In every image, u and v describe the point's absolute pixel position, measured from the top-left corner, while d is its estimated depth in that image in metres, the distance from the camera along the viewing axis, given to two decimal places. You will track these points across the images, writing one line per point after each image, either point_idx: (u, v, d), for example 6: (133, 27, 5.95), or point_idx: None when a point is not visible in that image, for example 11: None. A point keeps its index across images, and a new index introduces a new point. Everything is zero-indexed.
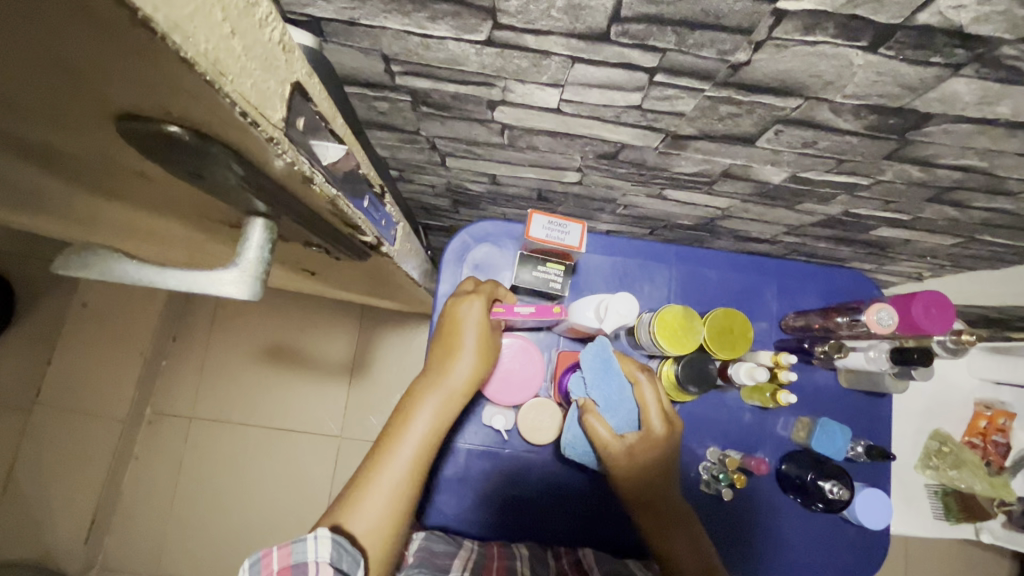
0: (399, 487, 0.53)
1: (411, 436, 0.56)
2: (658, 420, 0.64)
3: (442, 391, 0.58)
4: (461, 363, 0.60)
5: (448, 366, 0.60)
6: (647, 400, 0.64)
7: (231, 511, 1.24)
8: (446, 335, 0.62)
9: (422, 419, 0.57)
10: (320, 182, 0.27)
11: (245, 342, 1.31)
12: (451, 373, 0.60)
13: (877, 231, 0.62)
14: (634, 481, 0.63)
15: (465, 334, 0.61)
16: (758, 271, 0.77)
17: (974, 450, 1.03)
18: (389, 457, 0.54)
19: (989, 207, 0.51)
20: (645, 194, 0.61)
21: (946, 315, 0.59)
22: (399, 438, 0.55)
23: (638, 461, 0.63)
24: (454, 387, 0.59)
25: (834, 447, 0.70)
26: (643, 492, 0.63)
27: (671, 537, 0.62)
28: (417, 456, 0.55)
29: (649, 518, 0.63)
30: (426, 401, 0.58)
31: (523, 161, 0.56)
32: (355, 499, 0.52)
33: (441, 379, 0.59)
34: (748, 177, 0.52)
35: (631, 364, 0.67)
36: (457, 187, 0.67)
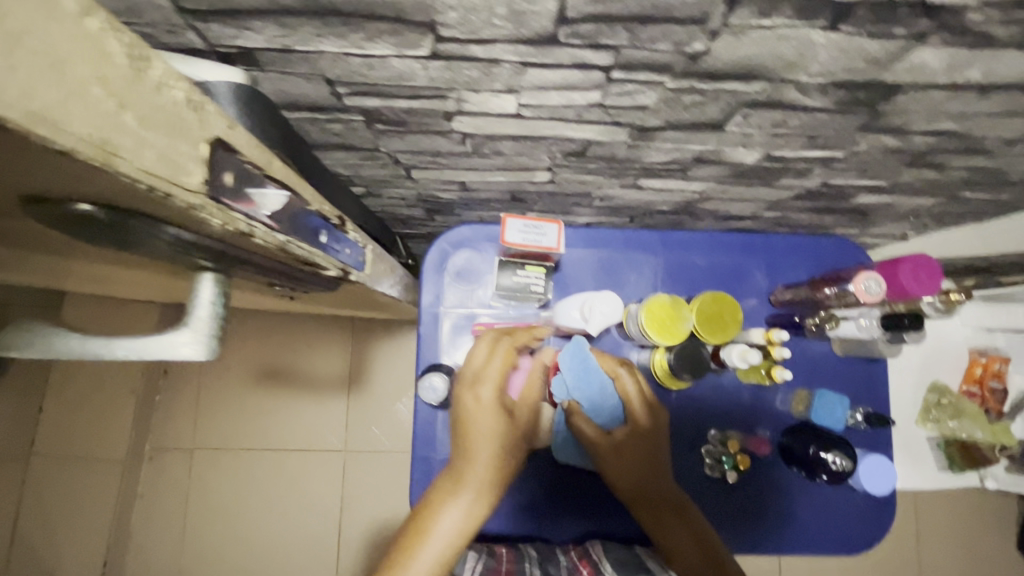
0: None
1: (436, 535, 0.54)
2: (641, 411, 0.65)
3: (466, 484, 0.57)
4: (480, 453, 0.59)
5: (469, 455, 0.59)
6: (628, 392, 0.65)
7: (250, 535, 1.26)
8: (461, 423, 0.61)
9: (450, 514, 0.56)
10: (263, 233, 0.25)
11: (239, 368, 1.32)
12: (472, 462, 0.58)
13: (857, 198, 0.61)
14: (623, 477, 0.64)
15: (477, 421, 0.60)
16: (745, 249, 0.76)
17: (971, 398, 1.04)
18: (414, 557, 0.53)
19: (967, 166, 0.50)
20: (619, 185, 0.59)
21: (934, 278, 0.58)
22: (423, 539, 0.54)
23: (626, 454, 0.64)
24: (477, 479, 0.58)
25: (834, 418, 0.69)
26: (635, 486, 0.64)
27: (672, 529, 0.62)
28: (441, 560, 0.53)
29: (647, 513, 0.63)
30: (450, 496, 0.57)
31: (489, 166, 0.54)
32: None
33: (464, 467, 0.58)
34: (722, 160, 0.50)
35: (610, 360, 0.66)
36: (430, 197, 0.65)
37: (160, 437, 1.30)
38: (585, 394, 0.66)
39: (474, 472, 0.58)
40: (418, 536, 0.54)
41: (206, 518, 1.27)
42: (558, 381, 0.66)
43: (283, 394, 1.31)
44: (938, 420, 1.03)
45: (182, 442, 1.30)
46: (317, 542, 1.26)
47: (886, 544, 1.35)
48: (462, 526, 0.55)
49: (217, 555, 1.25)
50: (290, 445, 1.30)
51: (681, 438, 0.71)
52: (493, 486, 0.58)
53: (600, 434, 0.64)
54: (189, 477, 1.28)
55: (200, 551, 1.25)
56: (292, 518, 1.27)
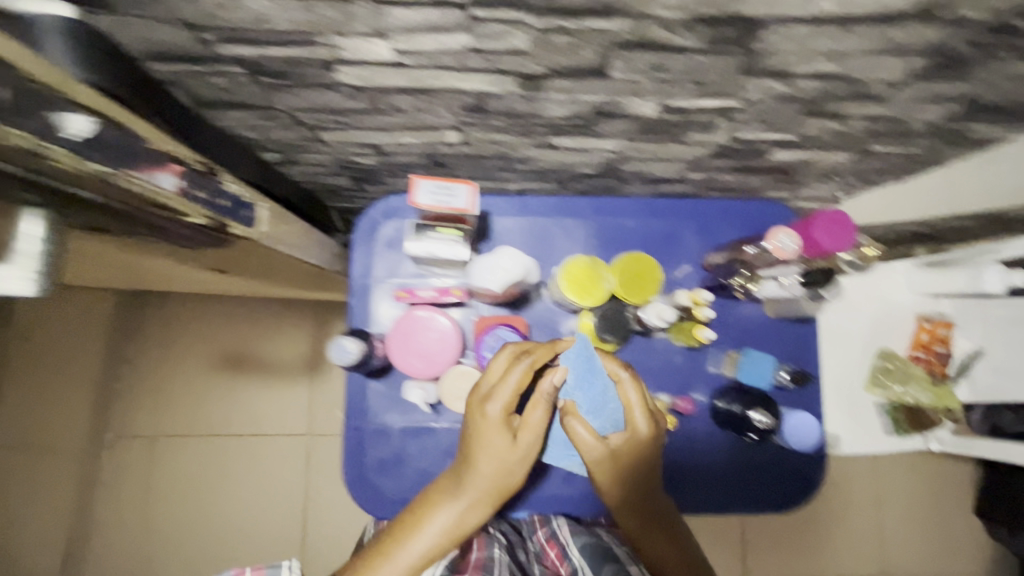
0: None
1: (424, 533, 0.54)
2: (643, 419, 0.62)
3: (466, 492, 0.57)
4: (485, 466, 0.58)
5: (473, 465, 0.58)
6: (630, 399, 0.62)
7: (218, 520, 1.26)
8: (471, 432, 0.59)
9: (443, 515, 0.56)
10: (54, 156, 0.30)
11: (204, 353, 1.31)
12: (475, 471, 0.58)
13: (774, 155, 0.61)
14: (616, 484, 0.61)
15: (488, 435, 0.58)
16: (674, 214, 0.76)
17: (918, 363, 1.05)
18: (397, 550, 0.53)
19: (865, 114, 0.50)
20: (534, 145, 0.59)
21: (845, 232, 0.59)
22: (410, 534, 0.54)
23: (622, 465, 0.61)
24: (476, 490, 0.57)
25: (760, 376, 0.70)
26: (627, 494, 0.61)
27: (658, 544, 0.60)
28: (422, 560, 0.53)
29: (636, 525, 0.61)
30: (446, 500, 0.57)
31: (396, 125, 0.54)
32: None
33: (467, 474, 0.58)
34: (622, 113, 0.50)
35: (615, 363, 0.64)
36: (349, 162, 0.64)
37: (124, 426, 1.27)
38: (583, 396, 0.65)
39: (475, 482, 0.58)
40: (406, 530, 0.55)
41: (172, 505, 1.26)
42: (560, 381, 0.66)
43: (245, 380, 1.30)
44: (886, 386, 1.05)
45: (144, 430, 1.28)
46: (284, 527, 1.26)
47: (846, 511, 1.39)
48: (449, 533, 0.55)
49: (184, 540, 1.25)
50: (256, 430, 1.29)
51: None
52: (486, 495, 0.58)
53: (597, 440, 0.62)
54: (151, 464, 1.27)
55: (168, 537, 1.25)
56: (258, 502, 1.27)
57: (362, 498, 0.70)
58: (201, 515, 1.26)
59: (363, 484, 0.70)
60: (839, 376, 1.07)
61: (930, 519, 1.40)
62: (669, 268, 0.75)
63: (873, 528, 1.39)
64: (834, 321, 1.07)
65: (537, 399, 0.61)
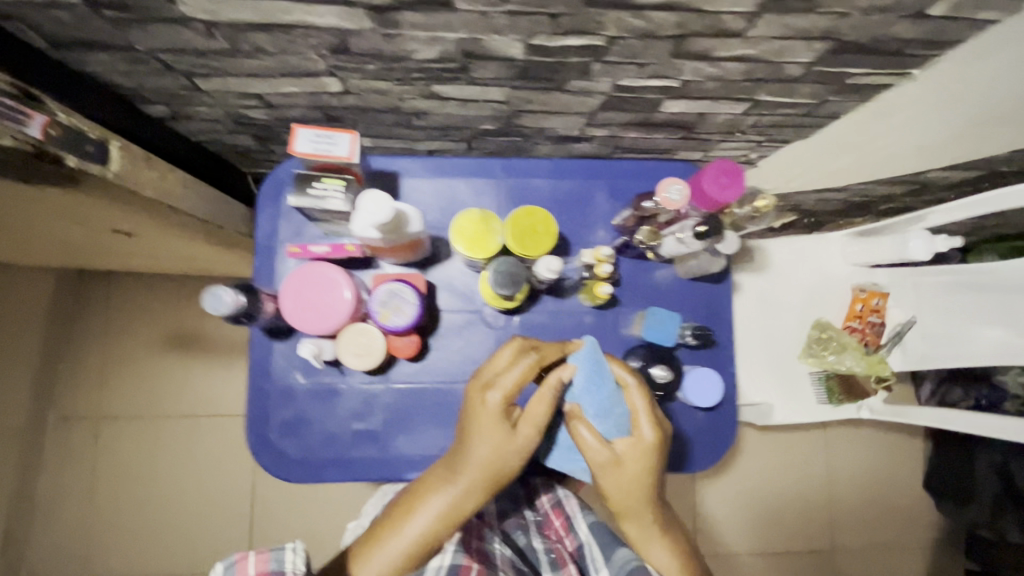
0: (399, 557, 0.56)
1: (422, 515, 0.57)
2: (647, 426, 0.62)
3: (459, 479, 0.58)
4: (478, 454, 0.59)
5: (467, 453, 0.59)
6: (636, 405, 0.63)
7: (163, 496, 1.26)
8: (466, 420, 0.61)
9: (438, 500, 0.58)
10: None
11: (145, 333, 1.29)
12: (469, 459, 0.59)
13: (666, 106, 0.61)
14: (619, 491, 0.61)
15: (482, 424, 0.59)
16: (587, 175, 0.75)
17: (853, 333, 1.05)
18: (398, 529, 0.57)
19: (735, 56, 0.50)
20: (420, 95, 0.58)
21: (735, 183, 0.59)
22: (408, 516, 0.57)
23: (626, 469, 0.61)
24: (469, 478, 0.58)
25: (665, 333, 0.71)
26: (626, 498, 0.61)
27: (654, 549, 0.61)
28: (418, 540, 0.56)
29: (634, 528, 0.62)
30: (441, 486, 0.59)
31: (269, 70, 0.53)
32: (362, 554, 0.56)
33: (461, 461, 0.59)
34: (491, 54, 0.49)
35: (622, 368, 0.65)
36: (244, 117, 0.63)
37: (73, 406, 1.27)
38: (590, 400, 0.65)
39: (468, 470, 0.58)
40: (405, 512, 0.58)
41: (118, 484, 1.26)
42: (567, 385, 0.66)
43: (189, 361, 1.29)
44: (819, 355, 1.04)
45: (89, 411, 1.27)
46: (233, 503, 1.27)
47: (794, 487, 1.40)
48: (443, 518, 0.57)
49: (132, 518, 1.25)
50: (203, 409, 1.28)
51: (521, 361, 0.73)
52: (481, 483, 0.59)
53: (603, 446, 0.62)
54: (97, 444, 1.26)
55: (116, 516, 1.25)
56: (204, 479, 1.27)
57: (265, 459, 0.69)
58: (145, 493, 1.26)
59: (266, 445, 0.70)
60: (774, 347, 1.07)
61: (875, 493, 1.42)
62: (581, 229, 0.75)
63: (819, 502, 1.41)
64: (769, 291, 1.06)
65: (542, 394, 0.62)
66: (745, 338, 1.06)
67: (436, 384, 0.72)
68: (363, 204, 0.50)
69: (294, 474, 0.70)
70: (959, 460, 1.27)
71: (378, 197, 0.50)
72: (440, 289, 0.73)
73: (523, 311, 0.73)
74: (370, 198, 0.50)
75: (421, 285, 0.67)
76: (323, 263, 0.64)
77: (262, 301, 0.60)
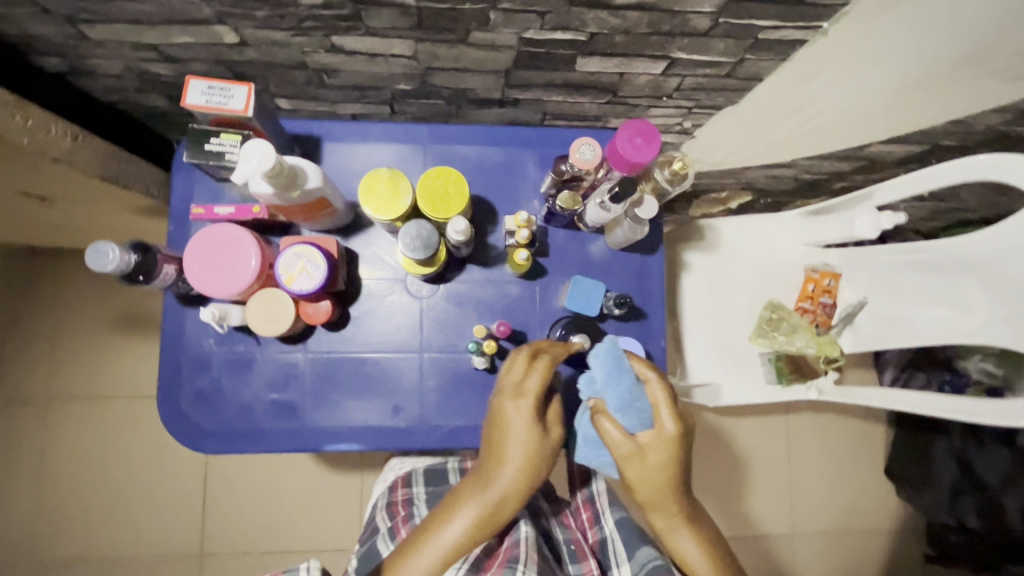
0: (440, 563, 0.56)
1: (458, 523, 0.57)
2: (669, 418, 0.61)
3: (492, 487, 0.58)
4: (511, 464, 0.58)
5: (501, 462, 0.58)
6: (658, 399, 0.61)
7: (95, 483, 1.17)
8: (495, 427, 0.59)
9: (473, 508, 0.57)
10: None
11: (99, 309, 1.17)
12: (502, 467, 0.58)
13: (582, 64, 0.58)
14: (644, 483, 0.61)
15: (513, 432, 0.58)
16: (516, 142, 0.73)
17: (804, 315, 1.03)
18: (436, 536, 0.57)
19: (635, 4, 0.48)
20: (322, 50, 0.56)
21: (651, 144, 0.58)
22: (445, 523, 0.57)
23: (651, 462, 0.61)
24: (503, 486, 0.57)
25: (588, 303, 0.70)
26: (652, 490, 0.61)
27: (677, 536, 0.64)
28: (458, 547, 0.56)
29: (659, 517, 0.63)
30: (474, 494, 0.58)
31: (155, 18, 0.50)
32: (404, 559, 0.57)
33: (495, 470, 0.58)
34: (381, 0, 0.47)
35: (642, 362, 0.63)
36: (149, 74, 0.60)
37: (10, 389, 1.15)
38: (612, 395, 0.62)
39: (502, 480, 0.57)
40: (443, 518, 0.57)
41: (63, 471, 1.17)
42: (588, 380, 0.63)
43: (133, 340, 1.18)
44: (771, 336, 1.02)
45: (25, 392, 1.16)
46: (185, 492, 1.19)
47: (755, 475, 1.36)
48: (479, 525, 0.57)
49: (80, 505, 1.17)
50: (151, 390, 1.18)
51: (446, 333, 0.71)
52: (516, 491, 0.58)
53: (628, 442, 0.60)
54: (39, 428, 1.16)
55: (59, 505, 1.16)
56: (143, 466, 1.19)
57: (179, 431, 0.68)
58: (79, 480, 1.17)
59: (179, 417, 0.68)
60: (725, 327, 1.04)
61: (836, 482, 1.38)
62: (511, 199, 0.73)
63: (784, 492, 1.36)
64: (720, 272, 1.04)
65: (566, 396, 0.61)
66: (695, 319, 1.04)
67: (356, 354, 0.70)
68: (246, 153, 0.49)
69: (209, 446, 0.68)
70: (917, 445, 1.26)
71: (262, 147, 0.49)
72: (360, 257, 0.70)
73: (447, 280, 0.71)
74: (253, 148, 0.49)
75: (333, 250, 0.65)
76: (227, 225, 0.62)
77: (161, 263, 0.59)
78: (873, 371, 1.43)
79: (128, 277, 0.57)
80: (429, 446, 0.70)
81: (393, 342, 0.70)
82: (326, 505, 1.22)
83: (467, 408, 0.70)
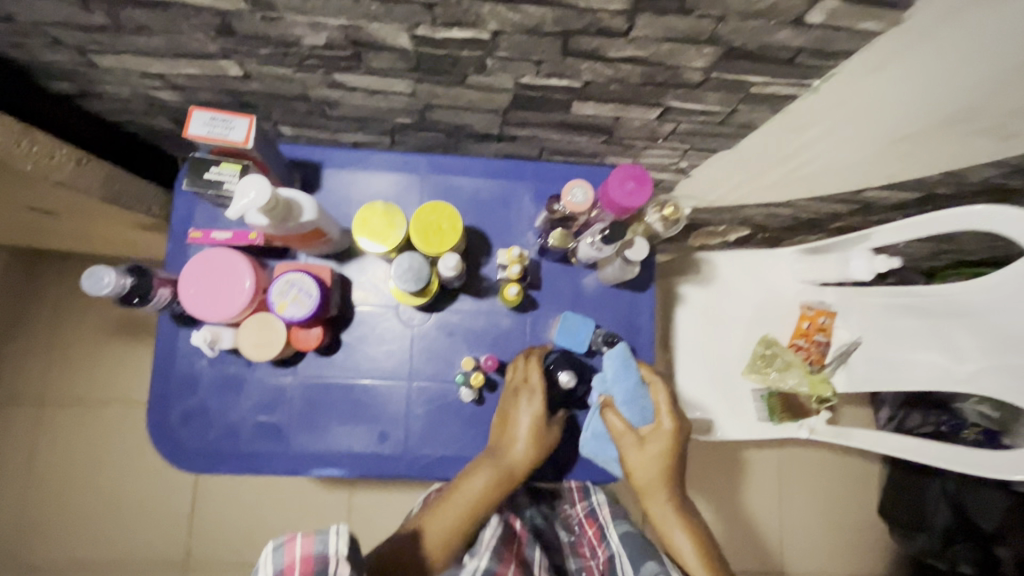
0: (464, 517, 0.60)
1: (476, 482, 0.62)
2: (668, 416, 0.66)
3: (503, 455, 0.64)
4: (519, 433, 0.64)
5: (509, 434, 0.65)
6: (659, 397, 0.66)
7: (80, 487, 1.17)
8: (502, 408, 0.67)
9: (488, 471, 0.63)
10: None
11: (94, 316, 1.18)
12: (513, 437, 0.64)
13: (578, 108, 0.59)
14: (643, 469, 0.64)
15: (520, 408, 0.65)
16: (513, 175, 0.74)
17: (798, 352, 1.02)
18: (458, 492, 0.61)
19: (628, 57, 0.49)
20: (324, 85, 0.57)
21: (642, 188, 0.59)
22: (464, 483, 0.62)
23: (649, 449, 0.64)
24: (515, 454, 0.64)
25: (576, 339, 0.70)
26: (649, 476, 0.64)
27: (673, 531, 0.64)
28: (478, 503, 0.61)
29: (655, 506, 0.64)
30: (489, 461, 0.64)
31: (162, 51, 0.52)
32: (430, 513, 0.60)
33: (503, 441, 0.65)
34: (380, 44, 0.49)
35: (648, 367, 0.68)
36: (155, 100, 0.62)
37: (8, 389, 1.16)
38: (620, 390, 0.67)
39: (513, 446, 0.64)
40: (462, 480, 0.62)
41: (50, 473, 1.17)
42: (598, 377, 0.69)
43: (128, 348, 1.19)
44: (763, 371, 1.02)
45: (22, 393, 1.16)
46: (173, 500, 1.19)
47: (747, 507, 1.34)
48: (495, 483, 0.62)
49: (70, 509, 1.17)
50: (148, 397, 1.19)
51: (434, 361, 0.71)
52: (526, 457, 0.64)
53: (629, 432, 0.65)
54: (33, 429, 1.16)
55: (48, 509, 1.16)
56: (128, 472, 1.19)
57: (165, 447, 0.68)
58: (63, 484, 1.17)
59: (167, 434, 0.68)
60: (718, 360, 1.04)
61: (827, 518, 1.37)
62: (505, 230, 0.74)
63: (774, 526, 1.35)
64: (715, 305, 1.04)
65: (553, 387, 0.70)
66: (688, 352, 1.04)
67: (345, 379, 0.70)
68: (242, 188, 0.51)
69: (193, 464, 0.68)
70: (909, 485, 1.24)
71: (258, 182, 0.50)
72: (354, 283, 0.71)
73: (439, 309, 0.72)
74: (250, 182, 0.50)
75: (327, 278, 0.66)
76: (224, 249, 0.63)
77: (157, 286, 0.60)
78: (869, 408, 1.42)
79: (124, 298, 0.59)
80: (413, 474, 0.70)
81: (382, 369, 0.71)
82: (312, 520, 1.21)
83: (451, 438, 0.71)
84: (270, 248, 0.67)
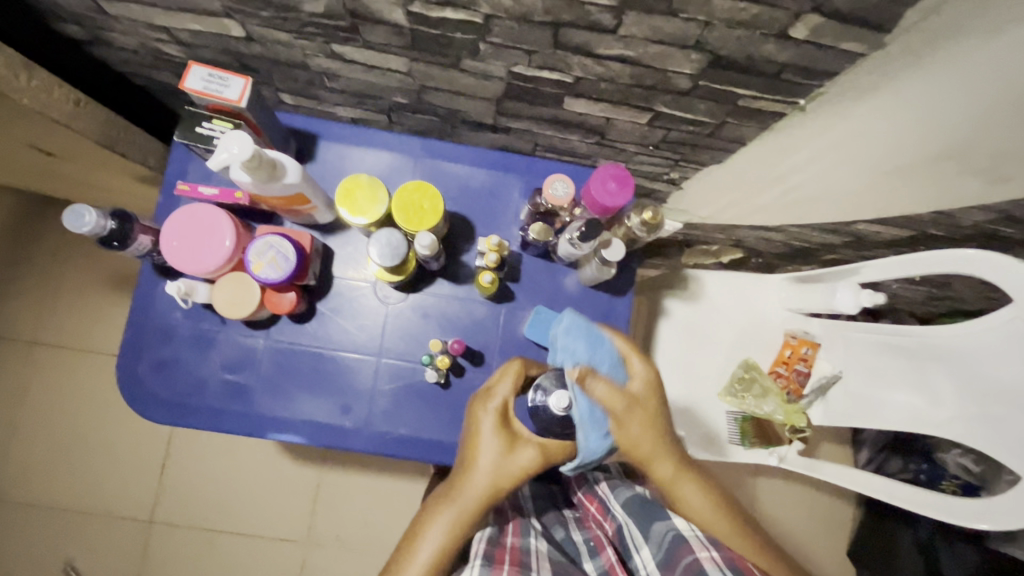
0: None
1: (429, 535, 0.54)
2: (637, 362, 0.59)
3: (458, 497, 0.55)
4: (473, 473, 0.55)
5: (464, 473, 0.55)
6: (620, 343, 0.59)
7: (52, 432, 1.18)
8: (465, 439, 0.58)
9: (440, 521, 0.54)
10: None
11: (90, 266, 1.20)
12: (468, 477, 0.55)
13: (570, 104, 0.60)
14: (643, 433, 0.57)
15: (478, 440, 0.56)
16: (504, 168, 0.75)
17: (777, 379, 1.01)
18: (414, 547, 0.54)
19: (617, 56, 0.49)
20: (322, 54, 0.58)
21: (625, 189, 0.60)
22: (420, 537, 0.54)
23: (642, 405, 0.57)
24: (468, 498, 0.54)
25: (547, 333, 0.71)
26: (649, 436, 0.57)
27: (681, 487, 0.59)
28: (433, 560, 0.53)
29: (662, 468, 0.59)
30: (443, 507, 0.55)
31: (169, 4, 0.53)
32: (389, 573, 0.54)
33: (460, 482, 0.55)
34: (375, 18, 0.50)
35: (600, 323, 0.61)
36: (160, 53, 0.63)
37: None
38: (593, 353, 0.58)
39: (467, 486, 0.55)
40: (417, 531, 0.55)
41: (26, 414, 1.18)
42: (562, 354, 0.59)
43: (119, 301, 1.20)
44: (739, 397, 0.99)
45: (10, 332, 1.18)
46: (142, 455, 1.20)
47: None
48: (449, 536, 0.54)
49: (42, 451, 1.18)
50: None
51: (405, 340, 0.72)
52: (480, 500, 0.55)
53: (620, 395, 0.56)
54: (15, 369, 1.18)
55: (19, 452, 1.17)
56: (102, 422, 1.20)
57: (131, 394, 0.69)
58: (36, 426, 1.18)
59: (133, 382, 0.69)
60: (697, 379, 1.03)
61: None
62: (490, 221, 0.74)
63: None
64: (699, 323, 1.04)
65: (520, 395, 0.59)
66: (668, 366, 1.03)
67: (314, 348, 0.71)
68: (226, 142, 0.52)
69: (156, 415, 0.69)
70: (881, 528, 1.22)
71: (241, 138, 0.52)
72: (336, 255, 0.72)
73: (416, 290, 0.72)
74: (234, 137, 0.51)
75: (307, 244, 0.67)
76: (208, 204, 0.64)
77: (137, 233, 0.61)
78: (850, 448, 1.40)
79: (103, 241, 0.60)
80: (370, 450, 0.70)
81: (353, 342, 0.71)
82: (279, 491, 1.22)
83: (412, 418, 0.71)
84: (254, 209, 0.68)
